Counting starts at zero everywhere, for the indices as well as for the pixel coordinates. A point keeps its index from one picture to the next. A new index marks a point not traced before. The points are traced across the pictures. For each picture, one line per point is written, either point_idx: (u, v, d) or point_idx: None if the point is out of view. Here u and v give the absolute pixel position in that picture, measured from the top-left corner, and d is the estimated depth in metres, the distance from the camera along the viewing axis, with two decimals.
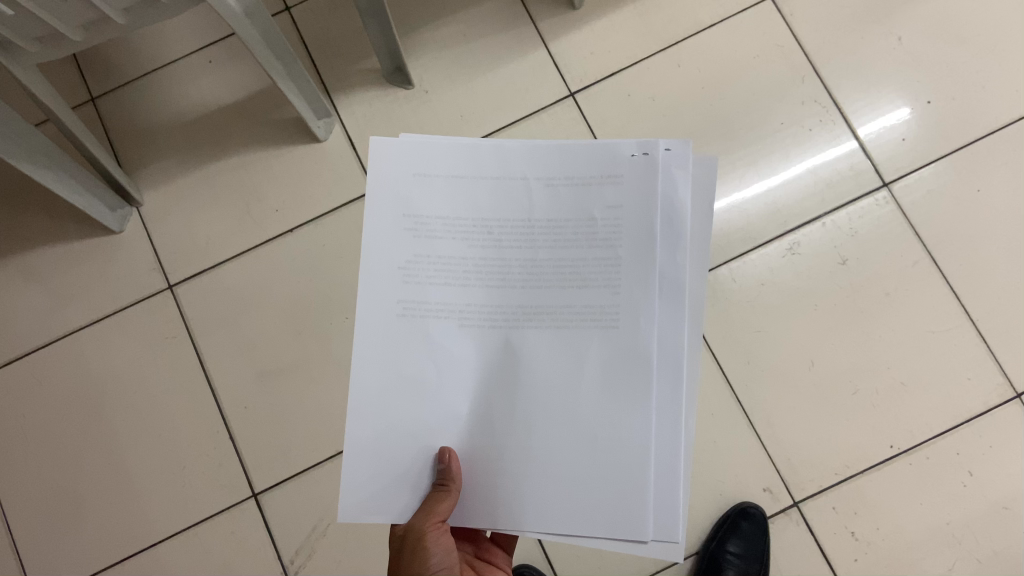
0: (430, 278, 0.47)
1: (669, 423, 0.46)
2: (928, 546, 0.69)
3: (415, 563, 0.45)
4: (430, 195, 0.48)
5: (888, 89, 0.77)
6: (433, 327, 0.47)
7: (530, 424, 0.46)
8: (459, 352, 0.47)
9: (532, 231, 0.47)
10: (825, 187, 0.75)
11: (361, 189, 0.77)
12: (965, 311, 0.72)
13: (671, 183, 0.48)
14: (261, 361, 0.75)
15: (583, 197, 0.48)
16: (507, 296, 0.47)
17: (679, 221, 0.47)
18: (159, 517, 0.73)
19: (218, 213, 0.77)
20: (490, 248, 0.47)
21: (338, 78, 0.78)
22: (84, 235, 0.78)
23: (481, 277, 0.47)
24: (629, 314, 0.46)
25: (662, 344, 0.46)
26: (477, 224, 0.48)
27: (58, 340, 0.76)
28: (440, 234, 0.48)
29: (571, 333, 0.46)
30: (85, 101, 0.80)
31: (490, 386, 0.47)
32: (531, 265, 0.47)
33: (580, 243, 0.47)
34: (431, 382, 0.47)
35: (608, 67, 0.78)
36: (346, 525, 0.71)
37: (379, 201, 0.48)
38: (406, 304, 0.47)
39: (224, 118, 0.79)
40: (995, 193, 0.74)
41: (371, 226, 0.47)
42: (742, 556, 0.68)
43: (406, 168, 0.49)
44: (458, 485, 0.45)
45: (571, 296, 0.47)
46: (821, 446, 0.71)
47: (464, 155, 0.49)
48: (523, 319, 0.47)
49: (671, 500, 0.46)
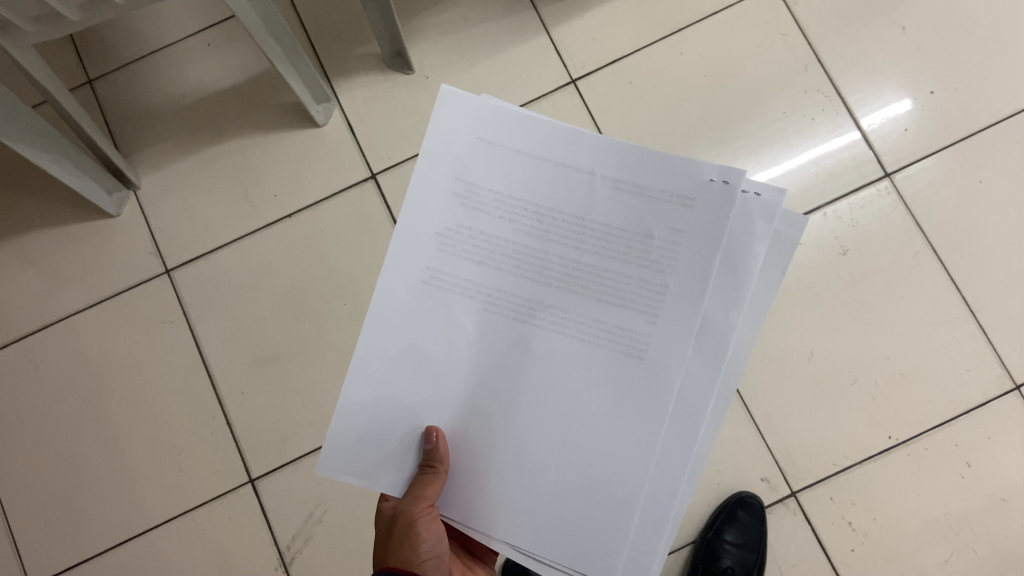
0: (465, 252, 0.46)
1: (671, 472, 0.45)
2: (925, 537, 0.69)
3: (405, 548, 0.46)
4: (490, 164, 0.47)
5: (890, 79, 0.76)
6: (455, 304, 0.46)
7: (541, 423, 0.46)
8: (476, 338, 0.46)
9: (582, 230, 0.46)
10: (827, 177, 0.74)
11: (359, 174, 0.76)
12: (966, 302, 0.72)
13: (745, 228, 0.45)
14: (257, 346, 0.74)
15: (647, 206, 0.45)
16: (538, 292, 0.46)
17: (742, 270, 0.45)
18: (155, 502, 0.73)
19: (216, 196, 0.77)
20: (534, 238, 0.46)
21: (338, 63, 0.78)
22: (81, 219, 0.77)
23: (517, 266, 0.46)
24: (660, 348, 0.45)
25: (687, 391, 0.45)
26: (528, 208, 0.46)
27: (55, 324, 0.76)
28: (487, 209, 0.46)
29: (599, 346, 0.45)
30: (83, 84, 0.79)
31: (511, 374, 0.46)
32: (573, 264, 0.46)
33: (627, 253, 0.45)
34: (440, 359, 0.46)
35: (610, 55, 0.77)
36: (343, 512, 0.71)
37: (441, 155, 0.47)
38: (433, 272, 0.46)
39: (223, 101, 0.78)
40: (996, 185, 0.74)
41: (428, 179, 0.47)
42: (739, 545, 0.68)
43: (477, 131, 0.47)
44: (445, 467, 0.46)
45: (606, 310, 0.45)
46: (820, 437, 0.71)
47: (536, 134, 0.47)
48: (553, 319, 0.46)
49: (646, 558, 0.46)
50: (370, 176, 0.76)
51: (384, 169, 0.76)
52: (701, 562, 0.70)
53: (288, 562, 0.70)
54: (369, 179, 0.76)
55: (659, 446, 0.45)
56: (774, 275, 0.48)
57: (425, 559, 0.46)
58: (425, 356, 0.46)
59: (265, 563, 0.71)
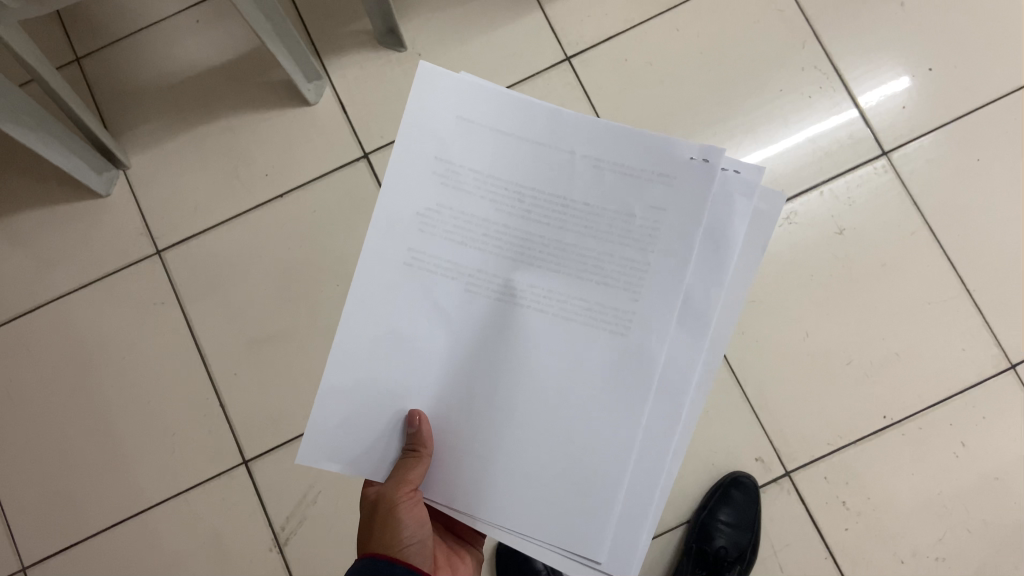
0: (446, 232, 0.45)
1: (655, 449, 0.45)
2: (919, 516, 0.69)
3: (387, 534, 0.45)
4: (470, 142, 0.46)
5: (889, 56, 0.75)
6: (437, 285, 0.45)
7: (522, 404, 0.45)
8: (459, 319, 0.45)
9: (564, 210, 0.45)
10: (824, 155, 0.74)
11: (350, 153, 0.75)
12: (963, 282, 0.72)
13: (725, 206, 0.45)
14: (249, 328, 0.74)
15: (628, 185, 0.45)
16: (521, 271, 0.45)
17: (722, 247, 0.45)
18: (147, 483, 0.72)
19: (206, 177, 0.76)
20: (515, 216, 0.45)
21: (329, 41, 0.77)
22: (70, 199, 0.77)
23: (499, 246, 0.45)
24: (642, 327, 0.44)
25: (668, 369, 0.45)
26: (509, 188, 0.45)
27: (45, 306, 0.75)
28: (468, 188, 0.46)
29: (582, 328, 0.45)
30: (70, 62, 0.78)
31: (494, 356, 0.45)
32: (556, 244, 0.45)
33: (610, 232, 0.45)
34: (421, 338, 0.46)
35: (606, 31, 0.76)
36: (336, 493, 0.71)
37: (419, 137, 0.46)
38: (414, 254, 0.45)
39: (212, 79, 0.77)
40: (995, 163, 0.73)
41: (407, 158, 0.46)
42: (732, 525, 0.68)
43: (456, 110, 0.46)
44: (428, 450, 0.45)
45: (589, 290, 0.45)
46: (816, 417, 0.71)
47: (515, 113, 0.46)
48: (535, 300, 0.45)
49: (632, 540, 0.45)
50: (362, 155, 0.75)
51: (377, 148, 0.75)
52: (695, 541, 0.70)
53: (282, 543, 0.70)
54: (361, 158, 0.75)
55: (642, 427, 0.45)
56: (755, 251, 0.47)
57: (407, 546, 0.45)
58: (406, 339, 0.46)
59: (259, 543, 0.71)
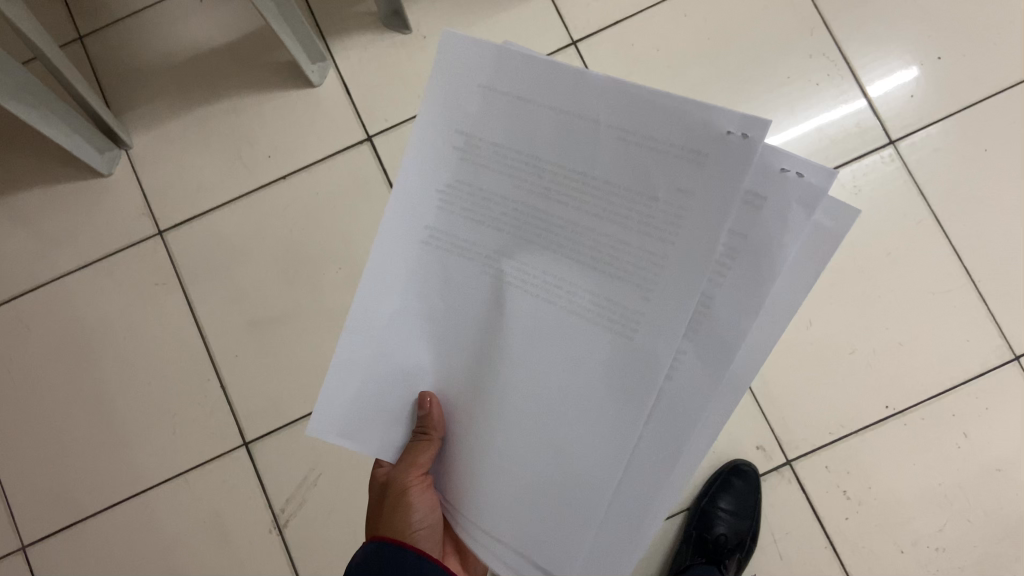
0: (464, 209, 0.45)
1: (660, 466, 0.42)
2: (920, 506, 0.69)
3: (397, 518, 0.46)
4: (494, 115, 0.44)
5: (898, 44, 0.75)
6: (453, 264, 0.45)
7: (532, 389, 0.44)
8: (472, 300, 0.45)
9: (583, 189, 0.43)
10: (830, 144, 0.73)
11: (354, 135, 0.75)
12: (967, 272, 0.71)
13: (779, 214, 0.40)
14: (250, 310, 0.73)
15: (652, 160, 0.42)
16: (533, 252, 0.44)
17: (764, 260, 0.41)
18: (147, 463, 0.72)
19: (209, 157, 0.76)
20: (533, 196, 0.44)
21: (334, 22, 0.76)
22: (71, 179, 0.76)
23: (513, 226, 0.44)
24: (653, 322, 0.41)
25: (683, 375, 0.41)
26: (529, 163, 0.44)
27: (46, 285, 0.75)
28: (487, 163, 0.44)
29: (592, 316, 0.43)
30: (72, 40, 0.78)
31: (506, 339, 0.44)
32: (573, 227, 0.43)
33: (630, 216, 0.42)
34: (433, 318, 0.45)
35: (613, 16, 0.76)
36: (336, 477, 0.70)
37: (440, 107, 0.45)
38: (434, 231, 0.45)
39: (215, 59, 0.77)
40: (1002, 153, 0.73)
41: (427, 127, 0.45)
42: (733, 513, 0.68)
43: (482, 78, 0.44)
44: (439, 433, 0.45)
45: (601, 277, 0.42)
46: (817, 406, 0.70)
47: (541, 80, 0.44)
48: (546, 284, 0.44)
49: (620, 557, 0.42)
50: (366, 138, 0.75)
51: (381, 130, 0.75)
52: (695, 528, 0.70)
53: (282, 525, 0.70)
54: (365, 141, 0.75)
55: (648, 432, 0.42)
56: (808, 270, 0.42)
57: (416, 531, 0.47)
58: (418, 313, 0.45)
59: (259, 525, 0.71)
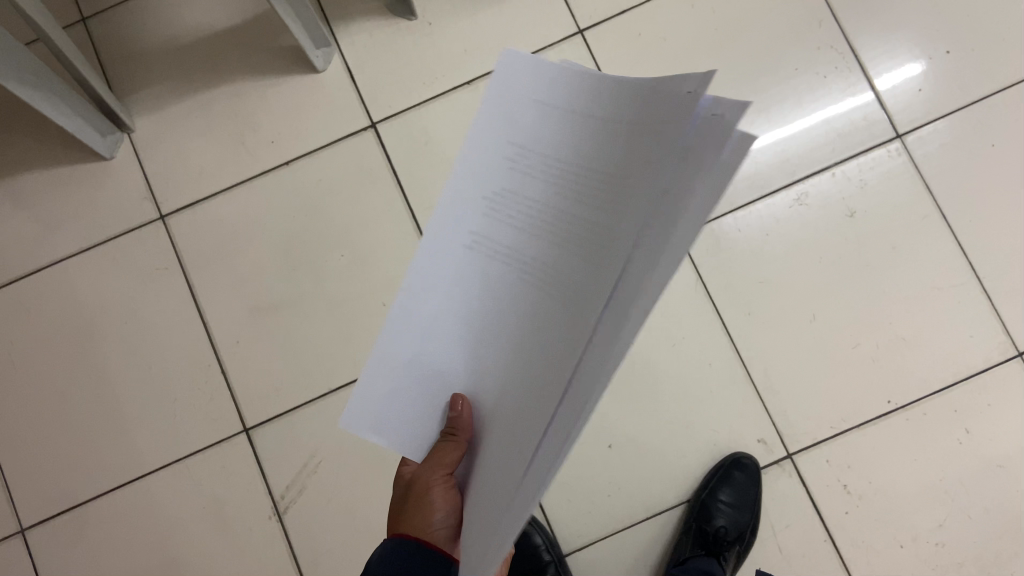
0: (507, 224, 0.34)
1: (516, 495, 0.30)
2: (920, 501, 0.69)
3: (418, 516, 0.41)
4: (551, 121, 0.34)
5: (907, 37, 0.74)
6: (485, 285, 0.35)
7: (534, 452, 0.30)
8: (502, 332, 0.35)
9: (601, 192, 0.32)
10: (836, 137, 0.73)
11: (357, 122, 0.74)
12: (972, 268, 0.71)
13: (690, 168, 0.28)
14: (252, 295, 0.73)
15: (639, 146, 0.31)
16: (566, 277, 0.32)
17: (665, 222, 0.28)
18: (147, 447, 0.72)
19: (212, 142, 0.75)
20: (569, 206, 0.33)
21: (339, 7, 0.76)
22: (74, 161, 0.76)
23: (552, 246, 0.33)
24: (579, 327, 0.31)
25: (569, 381, 0.30)
26: (574, 173, 0.33)
27: (47, 267, 0.75)
28: (534, 173, 0.34)
29: (552, 331, 0.32)
30: (75, 22, 0.77)
31: (528, 369, 0.33)
32: (586, 232, 0.32)
33: (605, 203, 0.31)
34: (467, 350, 0.37)
35: (620, 4, 0.75)
36: (336, 465, 0.70)
37: (496, 89, 0.36)
38: (477, 246, 0.35)
39: (219, 43, 0.76)
40: (1008, 149, 0.72)
41: (494, 114, 0.36)
42: (732, 505, 0.68)
43: (575, 70, 0.34)
44: (467, 438, 0.37)
45: (575, 286, 0.32)
46: (819, 400, 0.70)
47: (591, 85, 0.33)
48: (564, 312, 0.32)
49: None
50: (370, 124, 0.74)
51: (385, 117, 0.74)
52: (695, 520, 0.69)
53: (281, 512, 0.70)
54: (369, 127, 0.74)
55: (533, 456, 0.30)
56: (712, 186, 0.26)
57: (437, 531, 0.41)
58: (455, 326, 0.37)
59: (259, 511, 0.70)
